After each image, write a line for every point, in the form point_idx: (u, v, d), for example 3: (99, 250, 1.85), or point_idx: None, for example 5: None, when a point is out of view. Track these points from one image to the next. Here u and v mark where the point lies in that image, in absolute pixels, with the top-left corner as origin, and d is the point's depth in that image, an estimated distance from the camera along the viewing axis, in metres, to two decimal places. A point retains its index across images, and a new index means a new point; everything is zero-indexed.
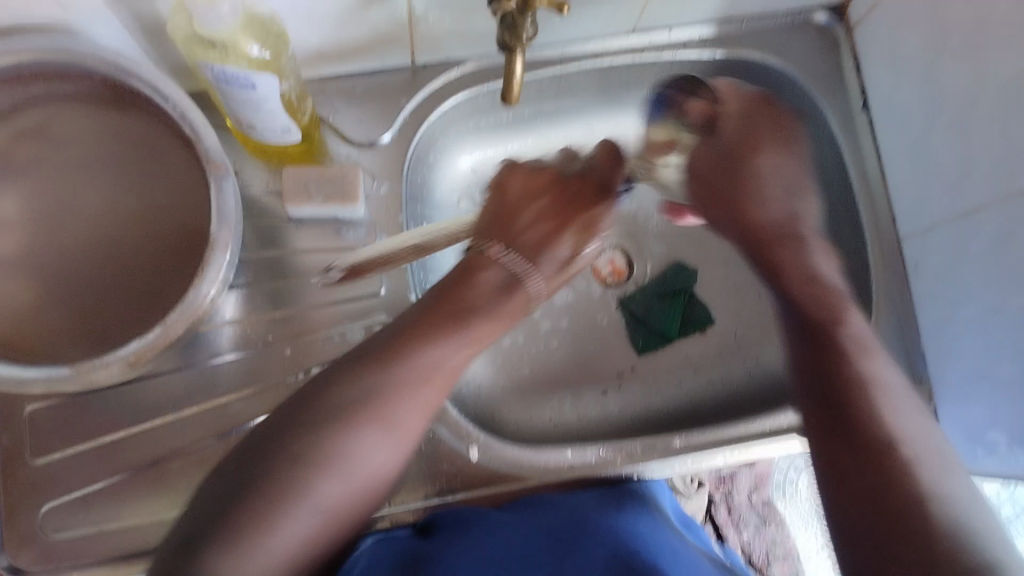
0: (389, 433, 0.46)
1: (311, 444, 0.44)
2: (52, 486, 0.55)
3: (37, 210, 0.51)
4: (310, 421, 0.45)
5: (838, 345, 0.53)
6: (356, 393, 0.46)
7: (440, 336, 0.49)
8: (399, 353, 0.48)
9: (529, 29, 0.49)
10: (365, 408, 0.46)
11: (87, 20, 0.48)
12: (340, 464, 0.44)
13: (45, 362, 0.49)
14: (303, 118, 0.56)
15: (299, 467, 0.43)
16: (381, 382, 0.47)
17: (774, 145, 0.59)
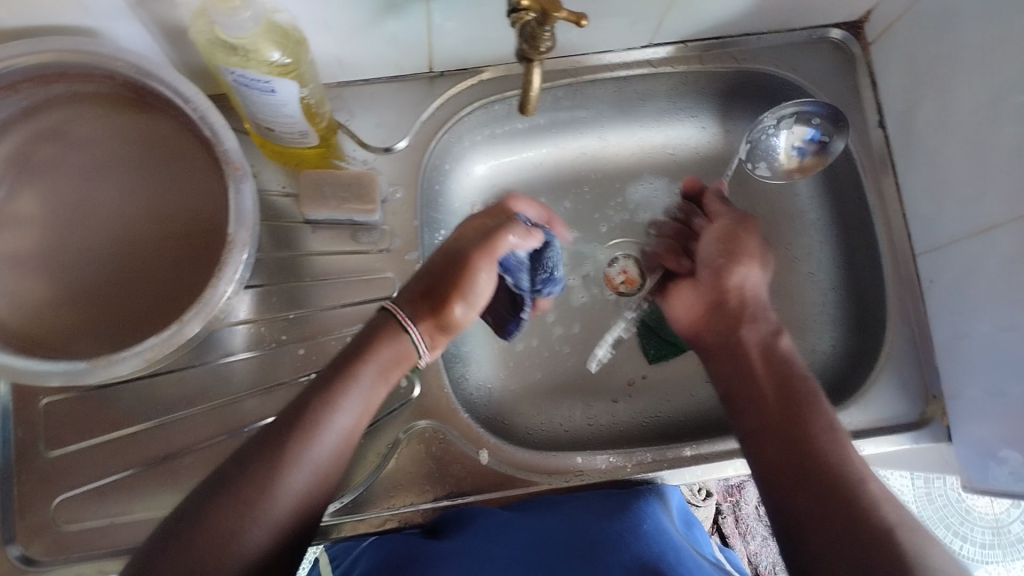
0: (281, 504, 0.44)
1: (198, 529, 0.42)
2: (66, 478, 0.56)
3: (56, 207, 0.52)
4: (241, 475, 0.44)
5: (812, 411, 0.51)
6: (241, 472, 0.44)
7: (329, 400, 0.48)
8: (289, 427, 0.46)
9: (548, 41, 0.48)
10: (252, 483, 0.44)
11: (109, 21, 0.49)
12: (232, 542, 0.42)
13: (59, 356, 0.49)
14: (321, 123, 0.57)
15: (182, 554, 0.41)
16: (270, 453, 0.45)
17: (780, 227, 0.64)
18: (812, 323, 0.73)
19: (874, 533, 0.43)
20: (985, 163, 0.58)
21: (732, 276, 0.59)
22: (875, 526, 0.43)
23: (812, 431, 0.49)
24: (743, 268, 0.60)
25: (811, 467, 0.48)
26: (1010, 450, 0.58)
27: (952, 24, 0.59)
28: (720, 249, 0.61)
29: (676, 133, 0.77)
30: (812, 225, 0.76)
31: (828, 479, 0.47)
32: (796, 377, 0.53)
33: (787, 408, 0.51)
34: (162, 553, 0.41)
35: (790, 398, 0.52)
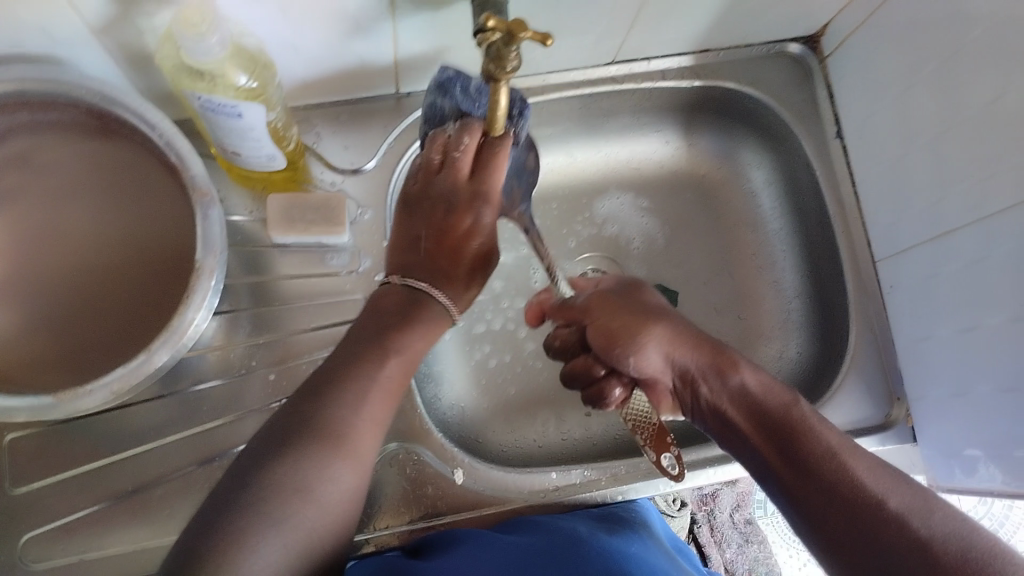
0: (354, 457, 0.46)
1: (288, 466, 0.43)
2: (34, 515, 0.55)
3: (19, 238, 0.51)
4: (308, 434, 0.44)
5: (798, 424, 0.48)
6: (324, 417, 0.45)
7: (380, 359, 0.49)
8: (353, 380, 0.48)
9: (513, 60, 0.48)
10: (334, 435, 0.45)
11: (73, 50, 0.49)
12: (314, 486, 0.43)
13: (26, 391, 0.48)
14: (288, 146, 0.57)
15: (277, 492, 0.42)
16: (349, 405, 0.46)
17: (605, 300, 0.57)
18: (779, 332, 0.75)
19: (909, 541, 0.41)
20: (942, 170, 0.60)
21: (640, 364, 0.54)
22: (909, 535, 0.41)
23: (805, 444, 0.46)
24: (644, 348, 0.53)
25: (815, 486, 0.45)
26: (976, 450, 0.59)
27: (905, 37, 0.61)
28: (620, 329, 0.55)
29: (640, 148, 0.78)
30: (776, 234, 0.77)
31: (839, 493, 0.44)
32: (765, 392, 0.50)
33: (770, 428, 0.48)
34: (247, 487, 0.42)
35: (771, 416, 0.49)
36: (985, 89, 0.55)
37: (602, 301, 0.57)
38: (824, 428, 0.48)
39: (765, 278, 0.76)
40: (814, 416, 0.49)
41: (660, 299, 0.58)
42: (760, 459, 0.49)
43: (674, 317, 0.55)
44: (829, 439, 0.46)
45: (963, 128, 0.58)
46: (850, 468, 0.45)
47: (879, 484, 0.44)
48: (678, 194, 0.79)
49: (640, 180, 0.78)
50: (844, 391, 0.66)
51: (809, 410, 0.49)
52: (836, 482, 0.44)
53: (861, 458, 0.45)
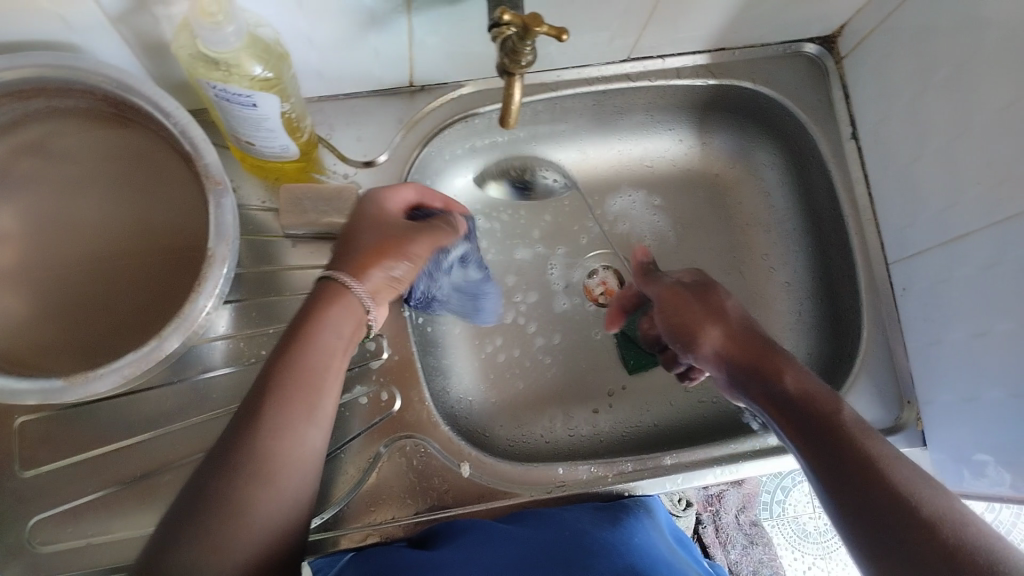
0: (282, 470, 0.45)
1: (209, 497, 0.43)
2: (43, 498, 0.55)
3: (33, 223, 0.51)
4: (231, 458, 0.44)
5: (840, 428, 0.48)
6: (245, 436, 0.45)
7: (302, 354, 0.49)
8: (274, 388, 0.47)
9: (528, 54, 0.49)
10: (257, 452, 0.44)
11: (90, 37, 0.49)
12: (243, 507, 0.43)
13: (37, 374, 0.48)
14: (302, 137, 0.57)
15: (200, 522, 0.42)
16: (274, 417, 0.46)
17: (672, 300, 0.62)
18: (789, 333, 0.75)
19: (942, 542, 0.40)
20: (957, 174, 0.60)
21: (702, 359, 0.60)
22: (940, 537, 0.41)
23: (844, 450, 0.47)
24: (700, 345, 0.59)
25: (853, 489, 0.45)
26: (985, 455, 0.59)
27: (923, 39, 0.60)
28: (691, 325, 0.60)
29: (653, 146, 0.78)
30: (789, 234, 0.76)
31: (872, 497, 0.44)
32: (810, 393, 0.52)
33: (814, 433, 0.49)
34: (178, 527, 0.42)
35: (815, 420, 0.50)
36: (1002, 93, 0.55)
37: (681, 298, 0.62)
38: (869, 436, 0.48)
39: (775, 279, 0.76)
40: (859, 421, 0.49)
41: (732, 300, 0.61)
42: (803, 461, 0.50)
43: (734, 319, 0.59)
44: (872, 446, 0.47)
45: (978, 132, 0.57)
46: (889, 475, 0.45)
47: (920, 490, 0.44)
48: (690, 193, 0.79)
49: (651, 178, 0.78)
50: (856, 393, 0.66)
51: (856, 416, 0.50)
52: (876, 485, 0.44)
53: (903, 467, 0.46)
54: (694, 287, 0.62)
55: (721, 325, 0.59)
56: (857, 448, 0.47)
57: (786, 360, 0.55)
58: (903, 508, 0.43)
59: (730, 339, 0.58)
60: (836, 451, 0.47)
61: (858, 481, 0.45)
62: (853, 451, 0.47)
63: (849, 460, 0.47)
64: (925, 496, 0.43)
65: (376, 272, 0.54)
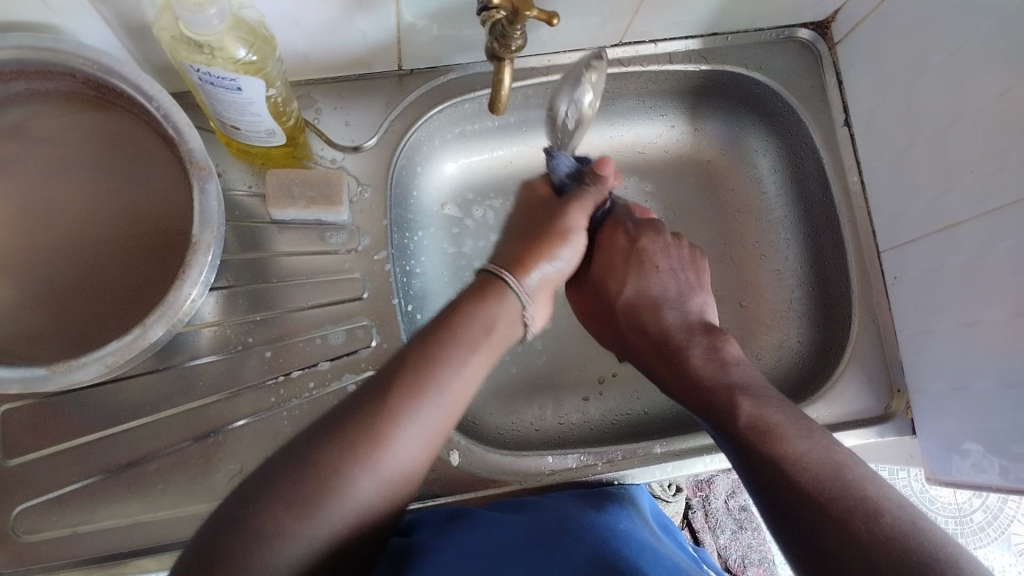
0: (387, 469, 0.42)
1: (314, 470, 0.40)
2: (27, 486, 0.54)
3: (13, 210, 0.50)
4: (351, 441, 0.41)
5: (740, 428, 0.50)
6: (370, 415, 0.42)
7: (455, 342, 0.46)
8: (425, 372, 0.44)
9: (518, 39, 0.49)
10: (370, 440, 0.41)
11: (72, 19, 0.48)
12: (348, 497, 0.40)
13: (18, 362, 0.47)
14: (288, 122, 0.56)
15: (295, 498, 0.39)
16: (411, 409, 0.43)
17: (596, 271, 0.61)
18: (780, 320, 0.74)
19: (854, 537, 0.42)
20: (949, 161, 0.59)
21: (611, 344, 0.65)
22: (850, 532, 0.42)
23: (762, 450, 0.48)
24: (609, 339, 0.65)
25: (783, 505, 0.46)
26: (974, 443, 0.59)
27: (916, 24, 0.60)
28: (633, 337, 0.61)
29: (645, 132, 0.77)
30: (779, 222, 0.76)
31: (801, 506, 0.45)
32: (705, 395, 0.54)
33: (726, 438, 0.51)
34: (263, 491, 0.39)
35: (720, 419, 0.52)
36: (996, 80, 0.54)
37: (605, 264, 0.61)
38: (780, 427, 0.49)
39: (766, 266, 0.76)
40: (759, 412, 0.50)
41: (638, 278, 0.60)
42: (734, 463, 0.51)
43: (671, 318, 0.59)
44: (777, 446, 0.48)
45: (971, 119, 0.57)
46: (793, 476, 0.46)
47: (833, 484, 0.45)
48: (682, 179, 0.78)
49: (642, 164, 0.78)
50: (846, 381, 0.66)
51: (755, 406, 0.51)
52: (783, 487, 0.46)
53: (807, 471, 0.46)
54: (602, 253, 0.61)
55: (653, 318, 0.59)
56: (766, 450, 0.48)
57: (672, 361, 0.57)
58: (815, 509, 0.44)
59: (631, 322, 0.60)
60: (756, 457, 0.48)
61: (776, 486, 0.47)
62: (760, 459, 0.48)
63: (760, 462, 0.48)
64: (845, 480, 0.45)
65: (541, 264, 0.52)
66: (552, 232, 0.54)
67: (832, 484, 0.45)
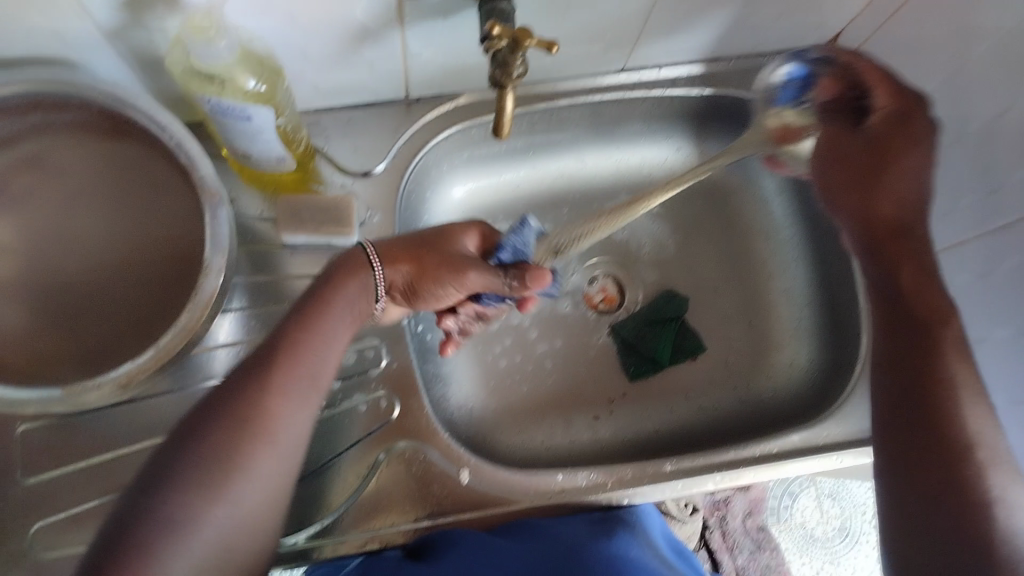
0: (267, 445, 0.45)
1: (232, 454, 0.43)
2: (43, 505, 0.56)
3: (32, 236, 0.52)
4: (216, 422, 0.44)
5: (929, 364, 0.50)
6: (250, 395, 0.45)
7: (311, 326, 0.49)
8: (289, 362, 0.47)
9: (519, 67, 0.50)
10: (250, 420, 0.45)
11: (88, 53, 0.50)
12: (234, 477, 0.43)
13: (36, 383, 0.49)
14: (298, 148, 0.57)
15: (210, 482, 0.42)
16: (269, 390, 0.46)
17: (886, 140, 0.56)
18: (790, 338, 0.76)
19: (977, 527, 0.45)
20: (951, 181, 0.60)
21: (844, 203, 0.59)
22: (972, 513, 0.46)
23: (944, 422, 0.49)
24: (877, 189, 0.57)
25: (929, 472, 0.48)
26: None
27: (915, 47, 0.60)
28: (853, 223, 0.58)
29: (651, 154, 0.77)
30: (789, 241, 0.77)
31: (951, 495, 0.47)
32: (920, 293, 0.53)
33: (897, 381, 0.52)
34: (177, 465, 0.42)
35: (918, 347, 0.52)
36: (995, 101, 0.55)
37: (853, 145, 0.57)
38: (953, 360, 0.50)
39: (776, 286, 0.78)
40: (960, 352, 0.51)
41: (917, 166, 0.55)
42: (881, 398, 0.53)
43: (924, 183, 0.56)
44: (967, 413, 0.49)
45: (971, 139, 0.57)
46: (968, 452, 0.48)
47: (973, 444, 0.48)
48: (691, 203, 0.80)
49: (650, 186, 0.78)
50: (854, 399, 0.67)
51: (956, 342, 0.51)
52: (941, 446, 0.48)
53: (1001, 467, 0.48)
54: (872, 129, 0.57)
55: (876, 192, 0.56)
56: (940, 415, 0.49)
57: (909, 252, 0.55)
58: (961, 509, 0.46)
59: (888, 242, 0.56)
60: (918, 417, 0.50)
61: (947, 458, 0.48)
62: (927, 427, 0.49)
63: (934, 423, 0.49)
64: (1005, 484, 0.47)
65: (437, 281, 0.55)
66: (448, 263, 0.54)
67: (981, 454, 0.48)
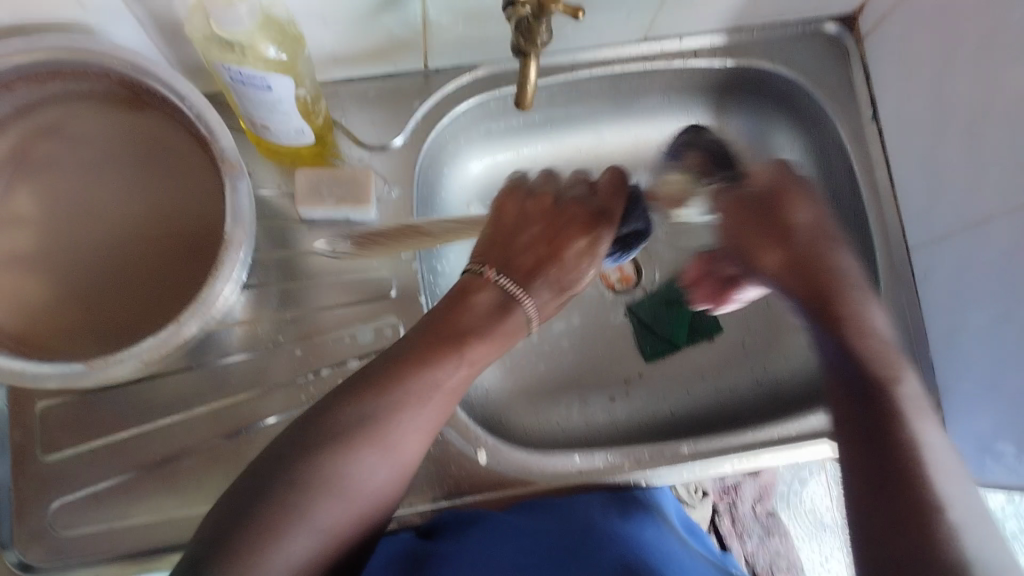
0: (386, 454, 0.47)
1: (328, 461, 0.45)
2: (62, 482, 0.55)
3: (49, 208, 0.51)
4: (323, 438, 0.45)
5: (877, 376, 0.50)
6: (361, 411, 0.46)
7: (439, 355, 0.49)
8: (399, 375, 0.48)
9: (544, 33, 0.49)
10: (367, 430, 0.46)
11: (106, 19, 0.49)
12: (343, 488, 0.45)
13: (57, 358, 0.49)
14: (317, 121, 0.57)
15: (303, 488, 0.44)
16: (386, 406, 0.47)
17: (750, 207, 0.57)
18: None
19: (928, 514, 0.43)
20: (977, 155, 0.59)
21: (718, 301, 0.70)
22: (914, 494, 0.44)
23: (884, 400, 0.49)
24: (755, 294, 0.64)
25: (893, 489, 0.45)
26: (1006, 444, 0.59)
27: (944, 16, 0.59)
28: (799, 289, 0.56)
29: (670, 129, 0.76)
30: None
31: (911, 484, 0.45)
32: (868, 329, 0.53)
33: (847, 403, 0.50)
34: (279, 463, 0.45)
35: (866, 401, 0.49)
36: None
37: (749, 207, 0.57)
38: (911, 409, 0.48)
39: None
40: (894, 370, 0.50)
41: (807, 211, 0.56)
42: (838, 408, 0.51)
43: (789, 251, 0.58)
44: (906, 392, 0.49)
45: (1000, 110, 0.56)
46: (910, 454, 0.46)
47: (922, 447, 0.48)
48: None
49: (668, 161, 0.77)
50: None
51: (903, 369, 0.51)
52: (887, 440, 0.47)
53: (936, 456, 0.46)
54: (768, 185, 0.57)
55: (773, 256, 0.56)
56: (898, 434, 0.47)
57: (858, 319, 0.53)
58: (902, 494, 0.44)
59: (813, 280, 0.55)
60: (871, 413, 0.49)
61: (879, 444, 0.47)
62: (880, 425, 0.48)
63: (886, 423, 0.48)
64: (951, 487, 0.45)
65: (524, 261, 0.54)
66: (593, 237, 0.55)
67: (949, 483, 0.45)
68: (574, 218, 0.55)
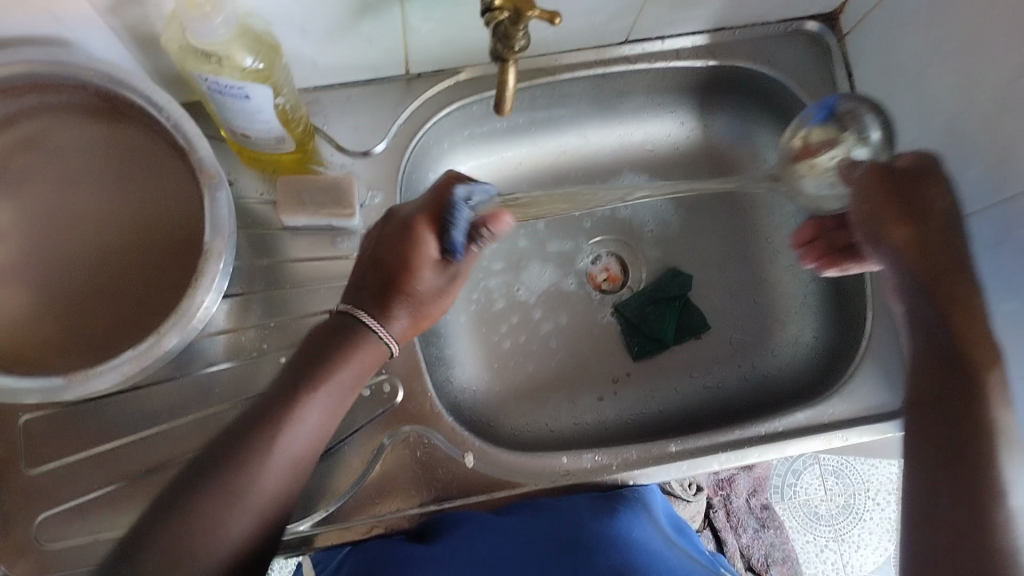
0: (256, 504, 0.48)
1: (197, 516, 0.46)
2: (46, 496, 0.55)
3: (29, 221, 0.51)
4: (197, 492, 0.47)
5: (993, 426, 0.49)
6: (224, 467, 0.47)
7: (303, 398, 0.50)
8: (267, 426, 0.48)
9: (522, 39, 0.49)
10: (232, 483, 0.47)
11: (82, 32, 0.49)
12: (214, 543, 0.46)
13: (40, 372, 0.48)
14: (297, 129, 0.56)
15: (183, 541, 0.46)
16: (250, 457, 0.48)
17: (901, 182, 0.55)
18: (794, 316, 0.75)
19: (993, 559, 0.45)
20: (959, 151, 0.59)
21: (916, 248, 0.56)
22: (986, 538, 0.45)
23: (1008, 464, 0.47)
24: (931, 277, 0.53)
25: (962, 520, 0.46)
26: None
27: (925, 14, 0.59)
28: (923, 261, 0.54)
29: (654, 129, 0.76)
30: (791, 215, 0.76)
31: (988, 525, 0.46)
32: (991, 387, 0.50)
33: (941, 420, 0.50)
34: (167, 511, 0.47)
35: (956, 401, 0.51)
36: (1006, 65, 0.54)
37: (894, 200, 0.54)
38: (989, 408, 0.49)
39: (780, 261, 0.77)
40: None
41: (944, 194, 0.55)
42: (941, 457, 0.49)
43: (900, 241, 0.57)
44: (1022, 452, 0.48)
45: (981, 106, 0.56)
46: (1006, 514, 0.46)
47: (1002, 452, 0.48)
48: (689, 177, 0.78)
49: (654, 162, 0.77)
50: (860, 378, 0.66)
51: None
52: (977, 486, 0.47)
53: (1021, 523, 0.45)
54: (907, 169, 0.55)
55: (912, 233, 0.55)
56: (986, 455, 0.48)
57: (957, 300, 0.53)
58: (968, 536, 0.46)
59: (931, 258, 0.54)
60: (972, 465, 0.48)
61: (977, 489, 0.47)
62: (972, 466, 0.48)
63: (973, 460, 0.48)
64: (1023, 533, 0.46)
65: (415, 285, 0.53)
66: (404, 269, 0.52)
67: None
68: (382, 243, 0.53)
